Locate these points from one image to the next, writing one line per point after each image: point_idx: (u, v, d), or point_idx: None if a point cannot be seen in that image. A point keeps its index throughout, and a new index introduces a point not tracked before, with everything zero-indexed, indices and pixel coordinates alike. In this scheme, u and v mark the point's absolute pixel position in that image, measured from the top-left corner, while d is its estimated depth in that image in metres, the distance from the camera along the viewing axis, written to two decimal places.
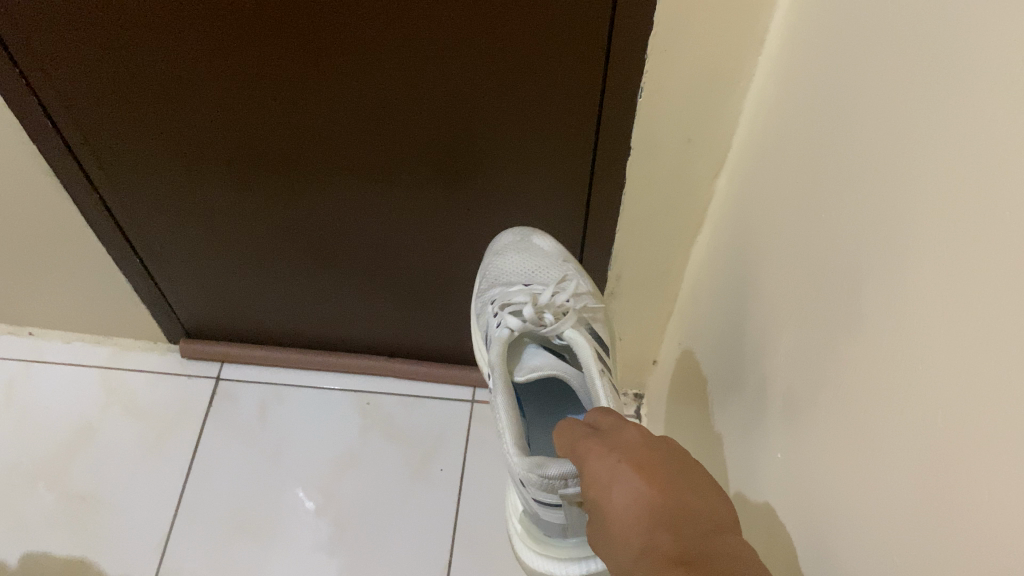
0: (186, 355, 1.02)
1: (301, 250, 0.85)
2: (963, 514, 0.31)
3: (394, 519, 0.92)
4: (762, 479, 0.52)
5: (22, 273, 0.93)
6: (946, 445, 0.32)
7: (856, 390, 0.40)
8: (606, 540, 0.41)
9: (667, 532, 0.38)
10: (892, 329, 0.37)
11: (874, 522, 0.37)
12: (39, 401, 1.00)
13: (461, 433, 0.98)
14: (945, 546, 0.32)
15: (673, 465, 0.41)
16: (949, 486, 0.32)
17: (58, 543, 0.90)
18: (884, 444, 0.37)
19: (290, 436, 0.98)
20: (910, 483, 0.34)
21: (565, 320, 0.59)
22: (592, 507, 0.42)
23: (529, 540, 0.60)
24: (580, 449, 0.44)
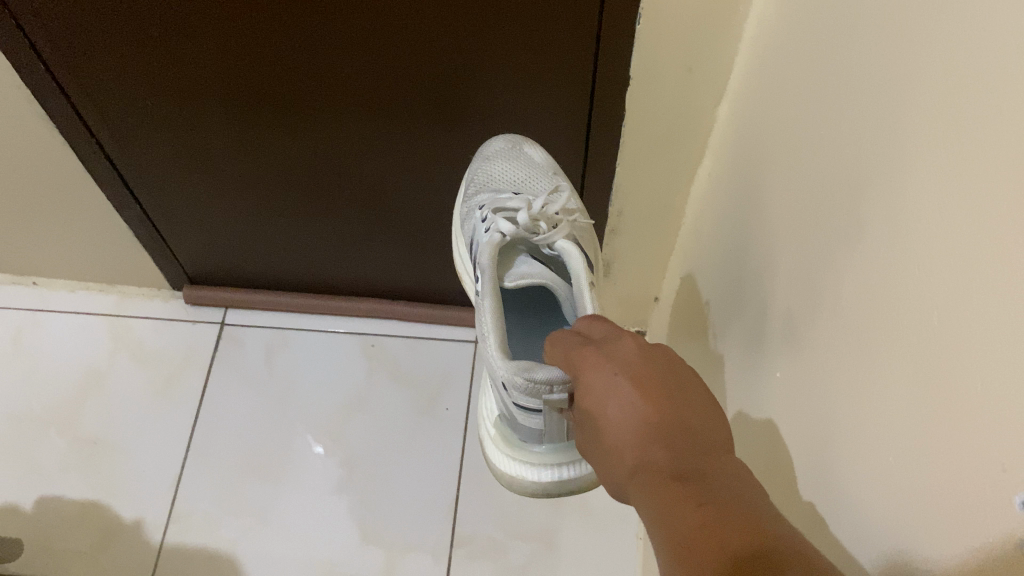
0: (190, 301, 1.02)
1: (300, 193, 0.84)
2: (956, 429, 0.31)
3: (399, 460, 0.93)
4: (764, 404, 0.53)
5: (24, 221, 0.92)
6: (942, 362, 0.32)
7: (859, 307, 0.40)
8: (601, 454, 0.42)
9: (665, 451, 0.38)
10: (892, 245, 0.37)
11: (870, 442, 0.38)
12: (46, 350, 1.01)
13: (465, 374, 0.98)
14: (937, 461, 0.32)
15: (667, 378, 0.42)
16: (946, 401, 0.32)
17: (72, 487, 0.91)
18: (882, 363, 0.37)
19: (295, 379, 0.99)
20: (910, 396, 0.34)
21: (558, 231, 0.58)
22: (587, 415, 0.43)
23: (502, 442, 0.61)
24: (575, 363, 0.44)
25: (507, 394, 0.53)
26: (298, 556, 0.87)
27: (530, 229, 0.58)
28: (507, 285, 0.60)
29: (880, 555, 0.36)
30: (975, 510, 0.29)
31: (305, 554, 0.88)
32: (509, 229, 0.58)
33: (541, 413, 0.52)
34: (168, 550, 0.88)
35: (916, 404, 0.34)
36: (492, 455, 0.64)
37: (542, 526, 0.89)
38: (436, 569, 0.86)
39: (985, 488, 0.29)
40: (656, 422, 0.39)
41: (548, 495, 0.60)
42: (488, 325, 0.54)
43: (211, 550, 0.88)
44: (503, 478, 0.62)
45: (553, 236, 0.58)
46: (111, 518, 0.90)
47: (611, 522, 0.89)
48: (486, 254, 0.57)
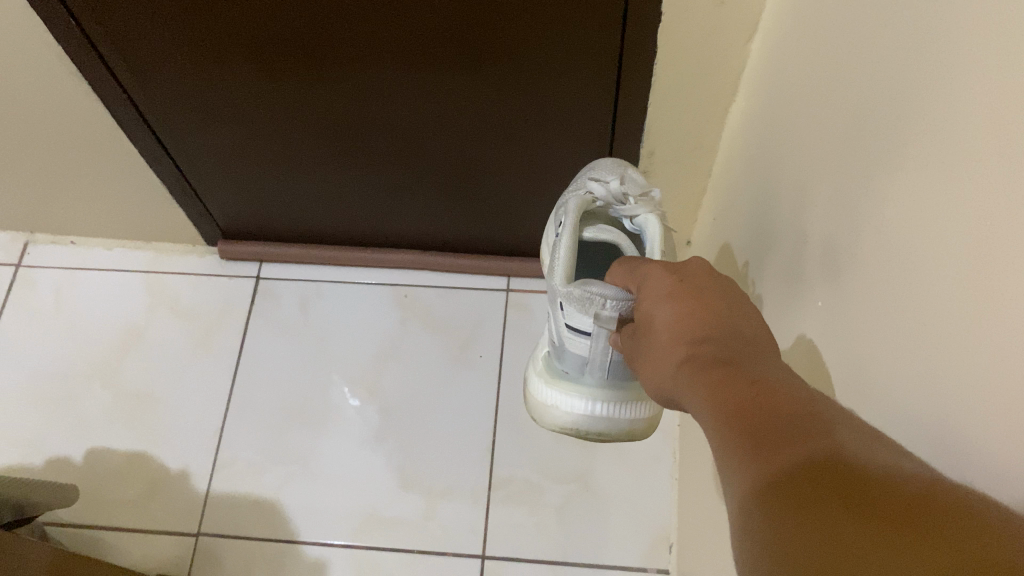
0: (225, 257, 1.03)
1: (328, 143, 0.84)
2: (977, 355, 0.30)
3: (435, 408, 0.94)
4: (800, 337, 0.52)
5: (61, 178, 0.93)
6: (971, 285, 0.31)
7: (893, 233, 0.39)
8: (648, 363, 0.43)
9: (706, 342, 0.38)
10: (927, 165, 0.36)
11: (893, 372, 0.38)
12: (86, 306, 1.02)
13: (498, 320, 0.99)
14: (959, 387, 0.32)
15: (724, 290, 0.42)
16: (970, 324, 0.31)
17: (119, 438, 0.94)
18: (915, 286, 0.36)
19: (331, 329, 1.00)
20: (939, 323, 0.34)
21: (643, 205, 0.58)
22: (641, 328, 0.44)
23: (544, 373, 0.70)
24: (642, 280, 0.46)
25: (564, 315, 0.57)
26: (339, 502, 0.90)
27: (619, 198, 0.59)
28: (584, 235, 0.60)
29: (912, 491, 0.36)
30: (992, 435, 0.29)
31: (346, 498, 0.90)
32: (599, 191, 0.59)
33: (590, 335, 0.56)
34: (213, 497, 0.90)
35: (944, 329, 0.33)
36: (535, 385, 0.72)
37: (577, 470, 0.90)
38: (475, 512, 0.88)
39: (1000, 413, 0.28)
40: (704, 319, 0.40)
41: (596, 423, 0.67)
42: (560, 252, 0.56)
43: (255, 496, 0.90)
44: (539, 406, 0.71)
45: (636, 207, 0.58)
46: (157, 467, 0.92)
47: (645, 464, 0.90)
48: (572, 201, 0.58)
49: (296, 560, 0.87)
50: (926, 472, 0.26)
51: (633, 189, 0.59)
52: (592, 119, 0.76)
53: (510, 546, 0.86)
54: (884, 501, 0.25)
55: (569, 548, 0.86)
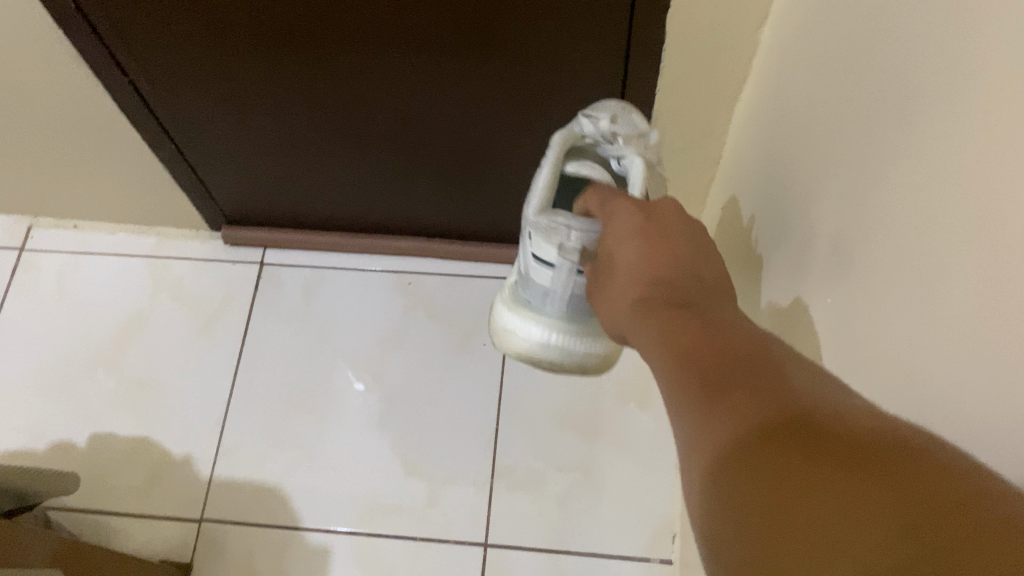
0: (229, 242, 1.02)
1: (333, 127, 0.83)
2: (995, 361, 0.29)
3: (439, 395, 0.93)
4: (809, 330, 0.51)
5: (64, 161, 0.93)
6: (988, 284, 0.30)
7: (907, 226, 0.38)
8: (606, 298, 0.43)
9: (666, 285, 0.38)
10: (940, 160, 0.35)
11: (910, 374, 0.36)
12: (90, 290, 1.02)
13: None
14: (975, 392, 0.31)
15: (689, 234, 0.42)
16: (988, 324, 0.30)
17: (123, 424, 0.94)
18: (930, 286, 0.35)
19: (335, 316, 0.99)
20: (957, 323, 0.33)
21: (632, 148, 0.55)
22: (604, 264, 0.44)
23: (506, 297, 0.69)
24: (609, 214, 0.45)
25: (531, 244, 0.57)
26: (343, 489, 0.89)
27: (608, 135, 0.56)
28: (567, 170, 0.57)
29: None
30: (1008, 445, 0.28)
31: (350, 486, 0.90)
32: (588, 126, 0.56)
33: (554, 267, 0.57)
34: (217, 483, 0.90)
35: (959, 332, 0.32)
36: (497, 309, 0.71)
37: (582, 459, 0.89)
38: (478, 501, 0.88)
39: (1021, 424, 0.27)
40: (666, 261, 0.40)
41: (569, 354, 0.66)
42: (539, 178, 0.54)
43: (259, 483, 0.90)
44: (498, 330, 0.70)
45: (626, 147, 0.55)
46: (161, 453, 0.92)
47: (649, 453, 0.89)
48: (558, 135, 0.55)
49: (300, 546, 0.87)
50: (882, 419, 0.26)
51: (626, 129, 0.56)
52: (600, 105, 0.75)
53: (514, 535, 0.86)
54: (839, 452, 0.24)
55: (573, 537, 0.85)
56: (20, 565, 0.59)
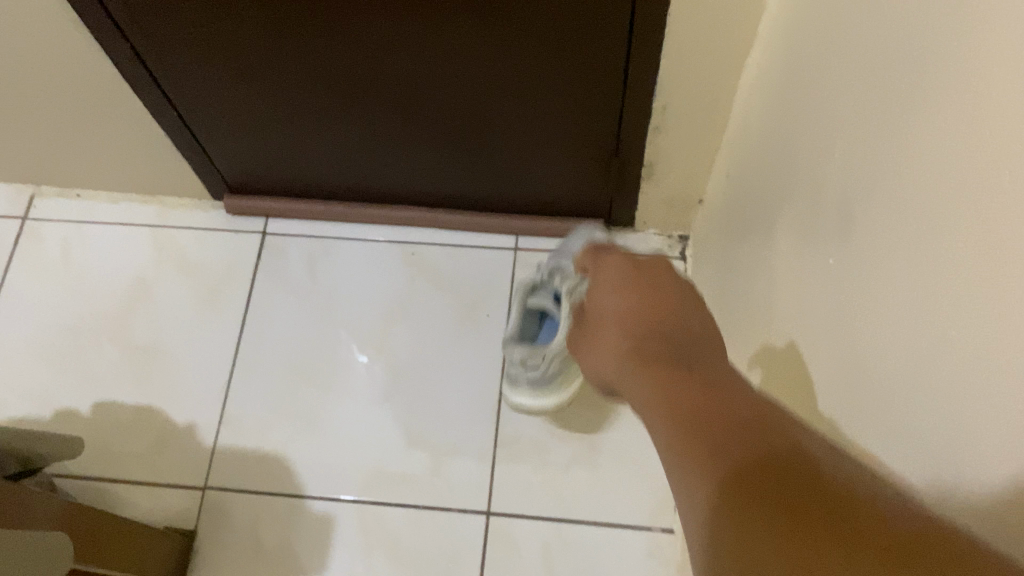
0: (232, 211, 1.02)
1: (335, 95, 0.82)
2: (1023, 320, 0.29)
3: (443, 366, 0.93)
4: (816, 294, 0.51)
5: (65, 128, 0.92)
6: (1014, 245, 0.29)
7: (921, 185, 0.37)
8: (594, 349, 0.49)
9: (648, 338, 0.44)
10: (957, 118, 0.34)
11: (926, 336, 0.36)
12: (93, 259, 1.02)
13: (507, 278, 0.97)
14: (999, 355, 0.30)
15: (667, 284, 0.48)
16: (1012, 283, 0.29)
17: (127, 392, 0.94)
18: (951, 246, 0.34)
19: (338, 286, 0.98)
20: (978, 284, 0.32)
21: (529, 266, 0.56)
22: (592, 320, 0.51)
23: None
24: (598, 275, 0.53)
25: None
26: (346, 459, 0.90)
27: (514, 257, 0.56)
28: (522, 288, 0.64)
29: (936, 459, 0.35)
30: None
31: (354, 456, 0.90)
32: None
33: None
34: (220, 451, 0.90)
35: (983, 291, 0.32)
36: None
37: (585, 430, 0.89)
38: (481, 470, 0.88)
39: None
40: (649, 316, 0.45)
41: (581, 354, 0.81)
42: None
43: (263, 452, 0.90)
44: None
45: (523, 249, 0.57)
46: (165, 420, 0.92)
47: None
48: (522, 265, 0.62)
49: (303, 514, 0.87)
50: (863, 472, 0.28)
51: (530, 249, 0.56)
52: (606, 72, 0.74)
53: (516, 504, 0.86)
54: (794, 474, 0.27)
55: (575, 507, 0.86)
56: (22, 530, 0.59)
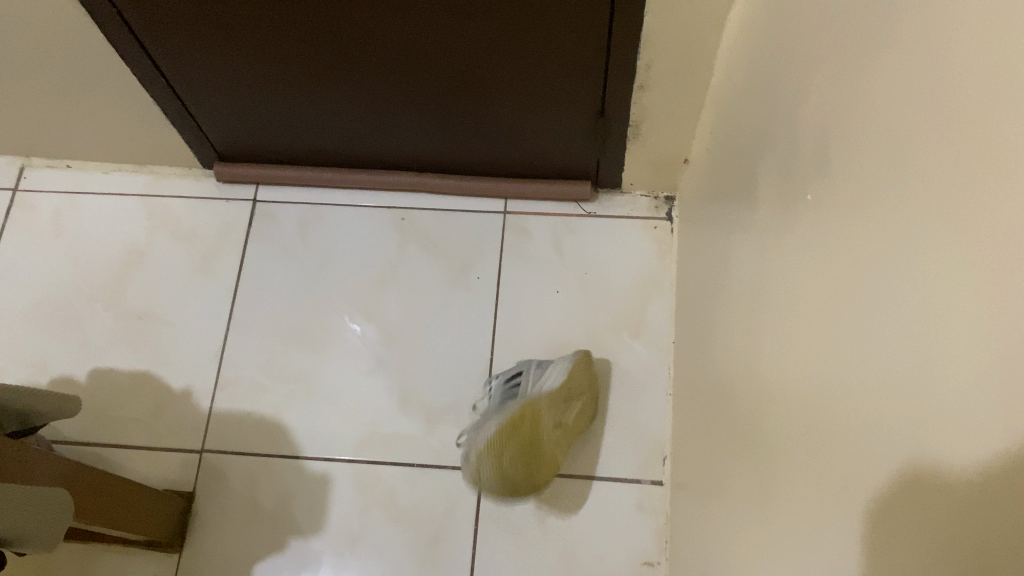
0: (222, 180, 1.02)
1: (323, 60, 0.82)
2: (943, 234, 0.30)
3: (435, 330, 0.95)
4: (789, 238, 0.52)
5: (53, 97, 0.92)
6: (941, 166, 0.31)
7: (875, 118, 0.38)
8: None
9: None
10: (904, 49, 0.35)
11: (864, 261, 0.37)
12: (86, 228, 1.02)
13: (497, 242, 0.98)
14: (919, 271, 0.31)
15: None
16: (940, 201, 0.31)
17: (123, 359, 0.95)
18: (890, 171, 0.35)
19: (328, 252, 0.99)
20: (911, 210, 0.33)
21: None
22: None
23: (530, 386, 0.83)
24: None
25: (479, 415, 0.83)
26: (340, 421, 0.91)
27: None
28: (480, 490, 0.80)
29: (862, 380, 0.36)
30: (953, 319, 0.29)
31: (347, 418, 0.91)
32: None
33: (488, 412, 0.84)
34: (216, 415, 0.92)
35: (910, 212, 0.32)
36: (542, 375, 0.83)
37: None
38: None
39: (971, 292, 0.27)
40: None
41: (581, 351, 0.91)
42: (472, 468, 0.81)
43: (258, 414, 0.92)
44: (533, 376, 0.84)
45: None
46: (162, 386, 0.94)
47: (640, 382, 0.91)
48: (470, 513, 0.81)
49: (299, 474, 0.89)
50: None
51: None
52: (591, 34, 0.74)
53: None
54: None
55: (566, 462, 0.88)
56: (18, 485, 0.60)
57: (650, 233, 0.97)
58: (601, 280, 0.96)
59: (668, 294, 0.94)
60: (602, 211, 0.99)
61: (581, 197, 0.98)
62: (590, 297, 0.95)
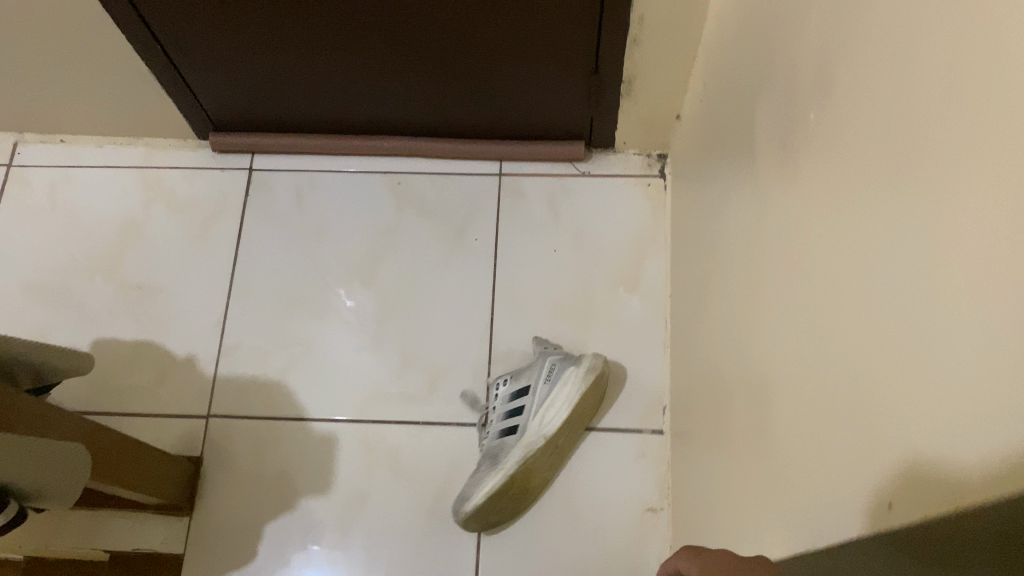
0: (217, 150, 1.03)
1: (319, 23, 0.83)
2: None
3: (434, 290, 0.96)
4: (768, 165, 0.54)
5: (47, 69, 0.92)
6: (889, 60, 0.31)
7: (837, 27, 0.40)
8: None
9: None
10: None
11: (829, 164, 0.38)
12: (81, 201, 1.02)
13: (493, 204, 0.99)
14: None
15: None
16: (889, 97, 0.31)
17: (124, 329, 0.96)
18: None
19: (326, 218, 1.00)
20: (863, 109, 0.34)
21: None
22: None
23: (548, 391, 0.84)
24: None
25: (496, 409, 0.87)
26: (344, 383, 0.92)
27: None
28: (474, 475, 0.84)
29: (830, 288, 0.38)
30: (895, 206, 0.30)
31: (351, 379, 0.92)
32: None
33: (503, 403, 0.87)
34: (221, 381, 0.93)
35: None
36: (559, 380, 0.84)
37: (573, 343, 0.92)
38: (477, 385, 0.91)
39: (911, 176, 0.29)
40: None
41: (596, 360, 0.85)
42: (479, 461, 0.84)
43: (262, 379, 0.93)
44: (554, 377, 0.85)
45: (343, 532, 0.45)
46: (164, 354, 0.94)
47: (639, 335, 0.93)
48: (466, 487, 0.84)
49: (306, 436, 0.90)
50: None
51: None
52: None
53: None
54: None
55: None
56: (44, 441, 0.61)
57: (644, 190, 0.99)
58: (596, 238, 0.97)
59: (663, 249, 0.96)
60: (595, 170, 1.01)
61: (575, 157, 1.00)
62: (585, 254, 0.96)
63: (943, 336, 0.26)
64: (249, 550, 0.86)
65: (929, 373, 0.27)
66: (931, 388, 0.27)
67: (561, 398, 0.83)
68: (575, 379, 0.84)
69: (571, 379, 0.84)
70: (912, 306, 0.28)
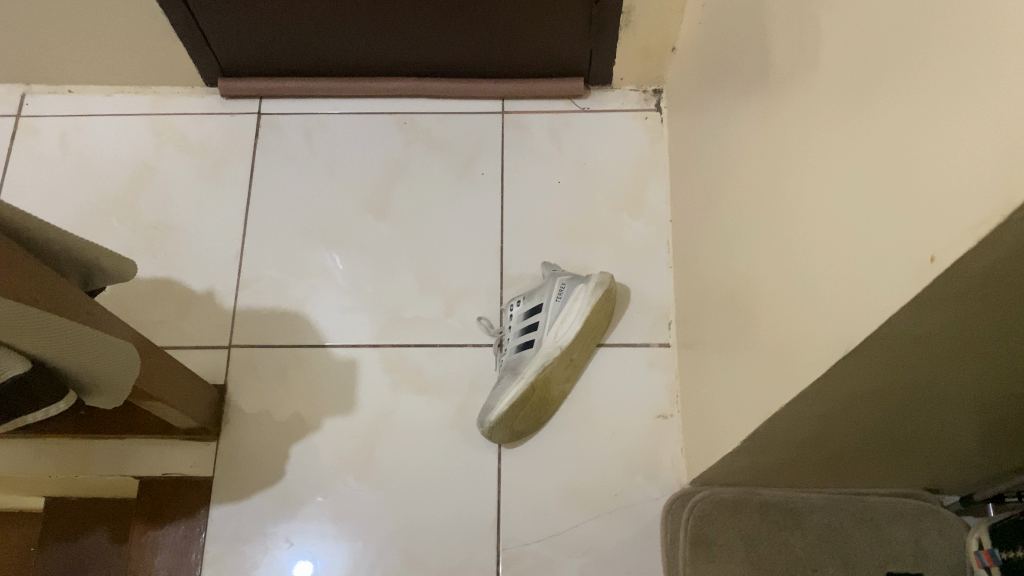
0: (225, 94, 1.05)
1: None
2: None
3: (445, 221, 0.99)
4: (777, 40, 0.58)
5: (62, 17, 0.94)
6: None
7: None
8: None
9: None
10: None
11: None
12: (92, 148, 1.04)
13: (497, 139, 1.03)
14: None
15: None
16: None
17: (143, 267, 0.98)
18: None
19: (336, 156, 1.03)
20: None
21: None
22: None
23: (559, 306, 0.86)
24: None
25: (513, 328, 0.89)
26: (362, 309, 0.95)
27: None
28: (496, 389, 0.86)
29: (864, 105, 0.42)
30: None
31: (369, 305, 0.96)
32: None
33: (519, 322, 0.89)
34: (242, 312, 0.95)
35: None
36: (569, 296, 0.86)
37: (581, 265, 0.97)
38: (491, 307, 0.95)
39: None
40: None
41: (604, 276, 0.87)
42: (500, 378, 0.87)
43: (282, 308, 0.95)
44: (565, 292, 0.87)
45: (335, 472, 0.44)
46: (184, 289, 0.97)
47: (643, 255, 0.97)
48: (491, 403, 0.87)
49: (328, 360, 0.93)
50: None
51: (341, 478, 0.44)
52: None
53: None
54: None
55: None
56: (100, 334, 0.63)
57: (642, 122, 1.04)
58: (598, 167, 1.02)
59: (661, 176, 1.01)
60: (594, 106, 1.05)
61: (575, 93, 1.04)
62: (589, 183, 1.01)
63: (985, 91, 0.30)
64: (277, 471, 0.89)
65: (972, 130, 0.31)
66: (974, 139, 0.31)
67: (570, 311, 0.85)
68: (583, 292, 0.86)
69: (581, 293, 0.86)
70: (959, 78, 0.32)
